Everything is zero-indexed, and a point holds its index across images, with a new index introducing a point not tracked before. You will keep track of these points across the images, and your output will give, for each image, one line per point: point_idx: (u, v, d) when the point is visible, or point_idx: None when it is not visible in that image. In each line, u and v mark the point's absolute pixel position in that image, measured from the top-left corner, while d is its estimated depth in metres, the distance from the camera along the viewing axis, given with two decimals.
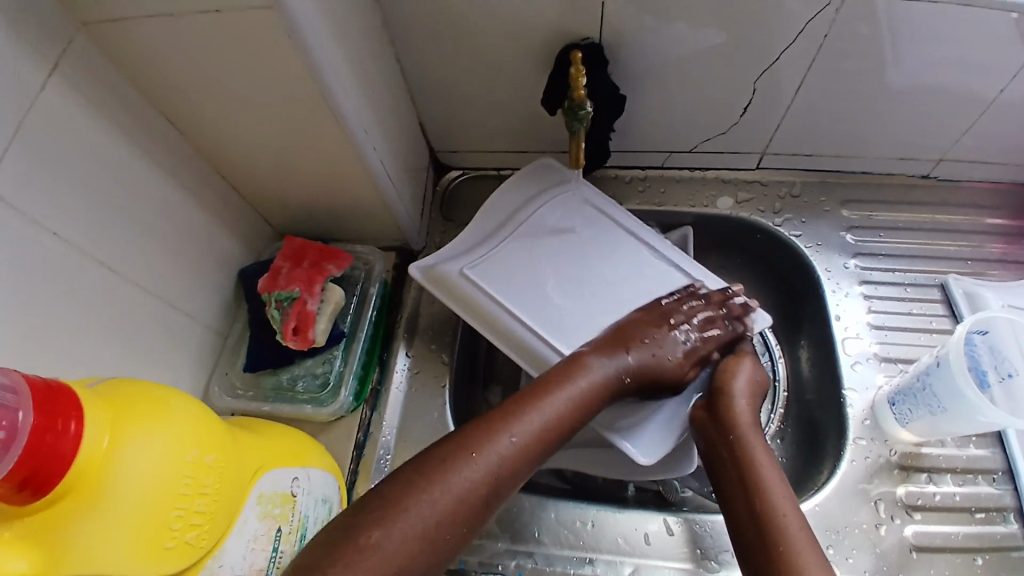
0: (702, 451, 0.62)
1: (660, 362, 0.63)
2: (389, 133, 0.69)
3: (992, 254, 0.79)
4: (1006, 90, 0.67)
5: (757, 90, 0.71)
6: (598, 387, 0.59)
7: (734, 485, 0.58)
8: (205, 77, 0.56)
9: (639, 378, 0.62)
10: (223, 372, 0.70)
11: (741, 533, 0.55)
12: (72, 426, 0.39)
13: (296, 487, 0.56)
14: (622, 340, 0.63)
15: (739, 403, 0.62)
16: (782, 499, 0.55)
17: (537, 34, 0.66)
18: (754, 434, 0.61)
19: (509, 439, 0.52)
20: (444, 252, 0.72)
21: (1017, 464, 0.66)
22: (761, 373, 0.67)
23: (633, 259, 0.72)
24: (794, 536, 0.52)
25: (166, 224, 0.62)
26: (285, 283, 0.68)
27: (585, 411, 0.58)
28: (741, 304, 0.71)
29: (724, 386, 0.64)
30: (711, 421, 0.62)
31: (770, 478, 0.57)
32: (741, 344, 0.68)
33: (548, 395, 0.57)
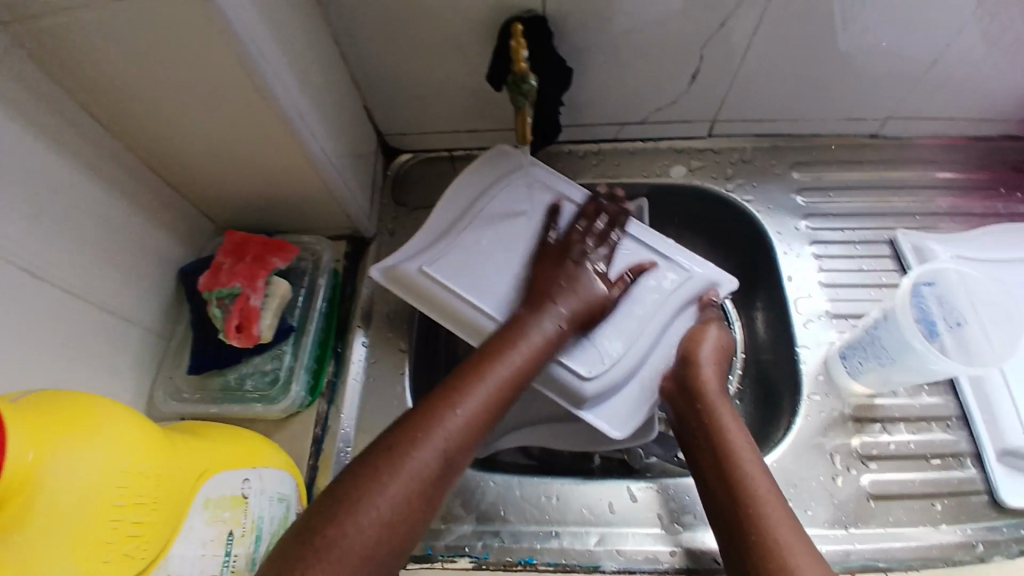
0: (675, 425, 0.64)
1: (589, 298, 0.64)
2: (330, 117, 0.66)
3: (942, 207, 0.81)
4: (953, 44, 0.67)
5: (703, 59, 0.70)
6: (540, 342, 0.59)
7: (705, 453, 0.59)
8: (126, 65, 0.52)
9: (580, 321, 0.63)
10: (168, 376, 0.67)
11: (713, 499, 0.56)
12: None
13: (246, 488, 0.54)
14: (543, 288, 0.63)
15: (705, 369, 0.63)
16: (751, 464, 0.55)
17: (479, 9, 0.64)
18: (722, 402, 0.62)
19: (455, 413, 0.52)
20: (404, 249, 0.68)
21: (971, 409, 0.68)
22: (728, 339, 0.67)
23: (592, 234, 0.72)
24: (766, 499, 0.53)
25: (96, 227, 0.58)
26: (227, 279, 0.65)
27: (531, 366, 0.58)
28: (704, 270, 0.71)
29: (691, 355, 0.65)
30: (680, 393, 0.63)
31: (739, 445, 0.57)
32: (706, 310, 0.69)
33: (493, 365, 0.56)
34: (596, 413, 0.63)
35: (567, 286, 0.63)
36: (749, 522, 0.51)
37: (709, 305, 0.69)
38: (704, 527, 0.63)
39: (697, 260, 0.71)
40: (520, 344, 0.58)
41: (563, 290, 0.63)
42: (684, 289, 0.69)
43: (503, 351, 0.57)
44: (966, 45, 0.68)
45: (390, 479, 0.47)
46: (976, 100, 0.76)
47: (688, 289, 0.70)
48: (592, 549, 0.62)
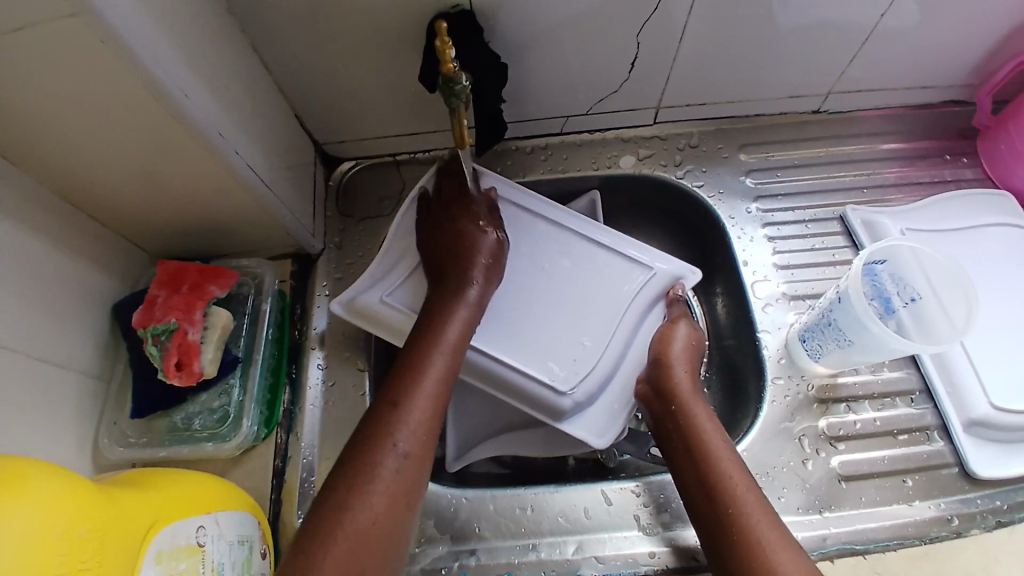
0: (653, 428, 0.63)
1: (483, 251, 0.64)
2: (257, 132, 0.63)
3: (888, 179, 0.81)
4: (887, 15, 0.68)
5: (642, 45, 0.69)
6: (461, 312, 0.59)
7: (685, 454, 0.58)
8: (23, 93, 0.47)
9: (490, 277, 0.63)
10: (111, 422, 0.62)
11: (694, 499, 0.55)
12: None
13: (202, 535, 0.51)
14: (446, 259, 0.63)
15: (677, 369, 0.62)
16: (728, 463, 0.55)
17: (403, 7, 0.60)
18: (697, 401, 0.61)
19: (397, 408, 0.51)
20: (363, 277, 0.67)
21: (934, 383, 0.69)
22: (699, 336, 0.66)
23: (556, 240, 0.70)
24: (743, 497, 0.53)
25: (13, 272, 0.54)
26: (161, 315, 0.61)
27: (461, 336, 0.58)
28: (668, 265, 0.69)
29: (664, 355, 0.63)
30: (655, 397, 0.62)
31: (716, 445, 0.57)
32: (674, 308, 0.67)
33: (427, 351, 0.56)
34: (578, 425, 0.63)
35: (461, 249, 0.63)
36: (733, 523, 0.51)
37: (677, 300, 0.68)
38: (683, 525, 0.63)
39: (657, 254, 0.70)
40: (444, 322, 0.58)
41: (460, 254, 0.63)
42: (649, 287, 0.68)
43: (430, 334, 0.57)
44: (899, 16, 0.68)
45: (358, 496, 0.46)
46: (913, 69, 0.77)
47: (654, 286, 0.68)
48: (570, 558, 0.62)
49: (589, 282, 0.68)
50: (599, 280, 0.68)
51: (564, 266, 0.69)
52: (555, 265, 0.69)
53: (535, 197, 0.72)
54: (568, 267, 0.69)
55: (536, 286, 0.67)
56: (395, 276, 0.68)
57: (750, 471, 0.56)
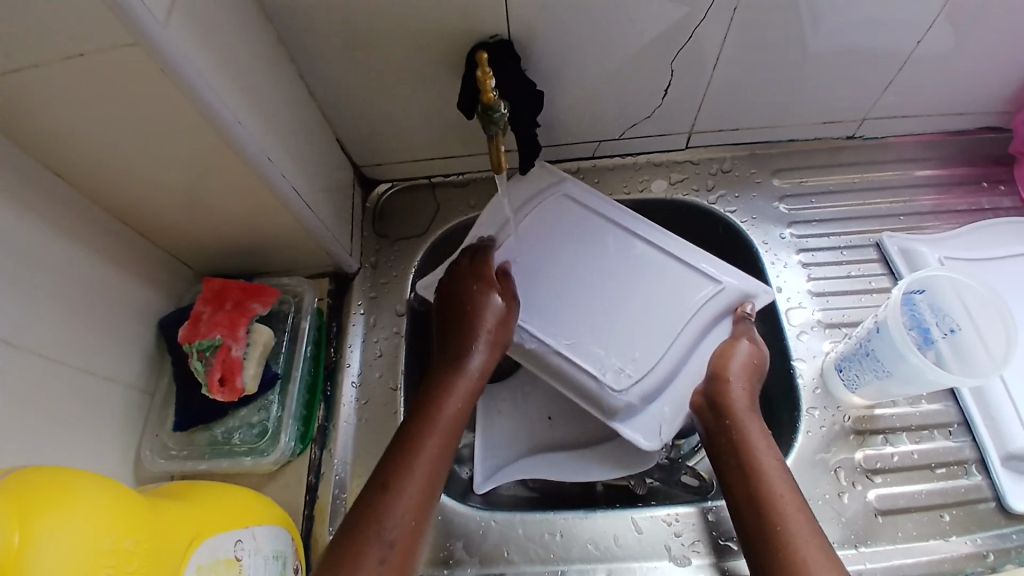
0: (704, 442, 0.62)
1: (489, 319, 0.64)
2: (300, 155, 0.65)
3: (925, 206, 0.80)
4: (923, 42, 0.68)
5: (674, 72, 0.70)
6: (460, 387, 0.60)
7: (737, 470, 0.57)
8: (87, 120, 0.50)
9: (494, 348, 0.63)
10: (154, 434, 0.64)
11: (744, 518, 0.54)
12: None
13: (240, 549, 0.52)
14: (453, 335, 0.63)
15: (734, 386, 0.61)
16: (780, 483, 0.54)
17: (442, 36, 0.63)
18: (751, 419, 0.60)
19: (388, 490, 0.51)
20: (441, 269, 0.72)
21: (972, 414, 0.67)
22: (761, 355, 0.64)
23: (628, 247, 0.71)
24: (792, 518, 0.52)
25: (67, 287, 0.56)
26: (206, 331, 0.63)
27: (457, 420, 0.58)
28: (738, 282, 0.69)
29: (720, 371, 0.63)
30: (710, 410, 0.62)
31: (768, 464, 0.56)
32: (739, 325, 0.67)
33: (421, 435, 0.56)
34: (630, 426, 0.64)
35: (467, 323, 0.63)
36: (780, 544, 0.51)
37: (744, 318, 0.67)
38: (736, 555, 0.62)
39: (728, 270, 0.70)
40: (445, 397, 0.59)
41: (466, 323, 0.63)
42: (715, 302, 0.68)
43: (425, 417, 0.57)
44: (935, 43, 0.68)
45: None
46: (949, 96, 0.76)
47: (720, 302, 0.68)
48: None
49: (651, 290, 0.69)
50: (663, 290, 0.69)
51: (607, 260, 0.71)
52: (624, 270, 0.70)
53: (609, 202, 0.74)
54: (603, 257, 0.71)
55: (570, 274, 0.70)
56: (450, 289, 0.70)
57: (803, 494, 0.55)
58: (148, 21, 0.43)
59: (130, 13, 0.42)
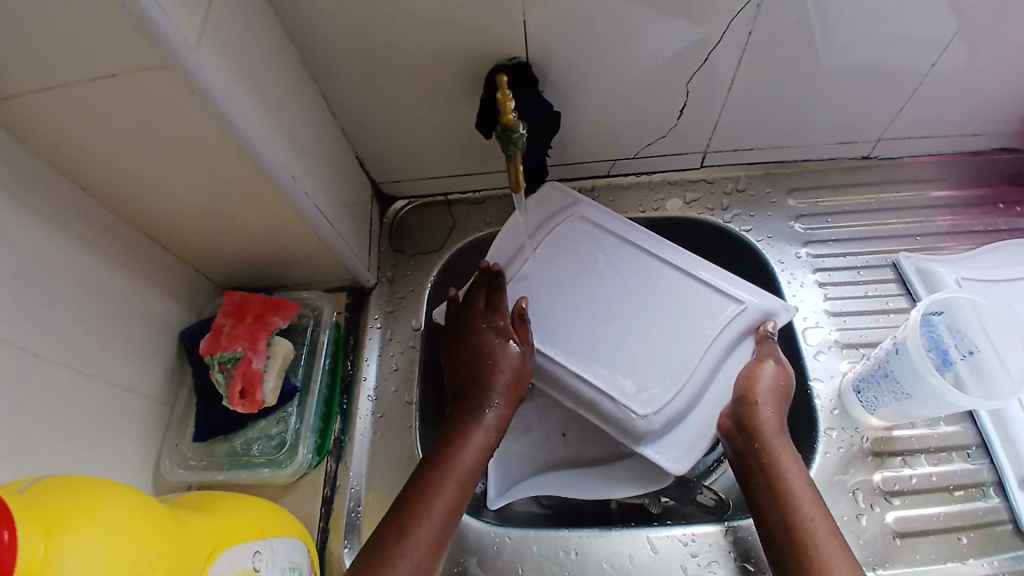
0: (733, 463, 0.61)
1: (507, 369, 0.63)
2: (322, 172, 0.66)
3: (941, 227, 0.80)
4: (937, 63, 0.68)
5: (690, 92, 0.71)
6: (477, 438, 0.60)
7: (767, 494, 0.57)
8: (120, 139, 0.52)
9: (510, 400, 0.63)
10: (173, 445, 0.65)
11: (775, 543, 0.54)
12: (5, 535, 0.35)
13: (258, 561, 0.52)
14: (469, 381, 0.64)
15: (763, 410, 0.60)
16: (809, 505, 0.54)
17: (462, 57, 0.64)
18: (781, 441, 0.60)
19: (403, 538, 0.52)
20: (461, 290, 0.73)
21: (990, 436, 0.66)
22: (788, 377, 0.63)
23: (648, 267, 0.72)
24: (823, 540, 0.52)
25: (93, 298, 0.58)
26: (227, 343, 0.64)
27: (472, 468, 0.58)
28: (759, 301, 0.69)
29: (748, 394, 0.62)
30: (738, 432, 0.61)
31: (797, 485, 0.56)
32: (762, 345, 0.66)
33: (436, 481, 0.56)
34: (656, 449, 0.64)
35: (483, 369, 0.63)
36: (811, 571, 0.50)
37: (766, 338, 0.66)
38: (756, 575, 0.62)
39: (749, 291, 0.70)
40: (461, 448, 0.59)
41: (483, 372, 0.63)
42: (737, 322, 0.68)
43: (441, 463, 0.58)
44: (949, 64, 0.68)
45: None
46: (964, 117, 0.76)
47: (742, 322, 0.68)
48: None
49: (672, 310, 0.69)
50: (685, 310, 0.69)
51: (628, 280, 0.72)
52: (646, 291, 0.71)
53: (629, 223, 0.75)
54: (617, 274, 0.72)
55: (586, 292, 0.71)
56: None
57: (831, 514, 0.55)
58: (182, 42, 0.44)
59: (166, 34, 0.43)
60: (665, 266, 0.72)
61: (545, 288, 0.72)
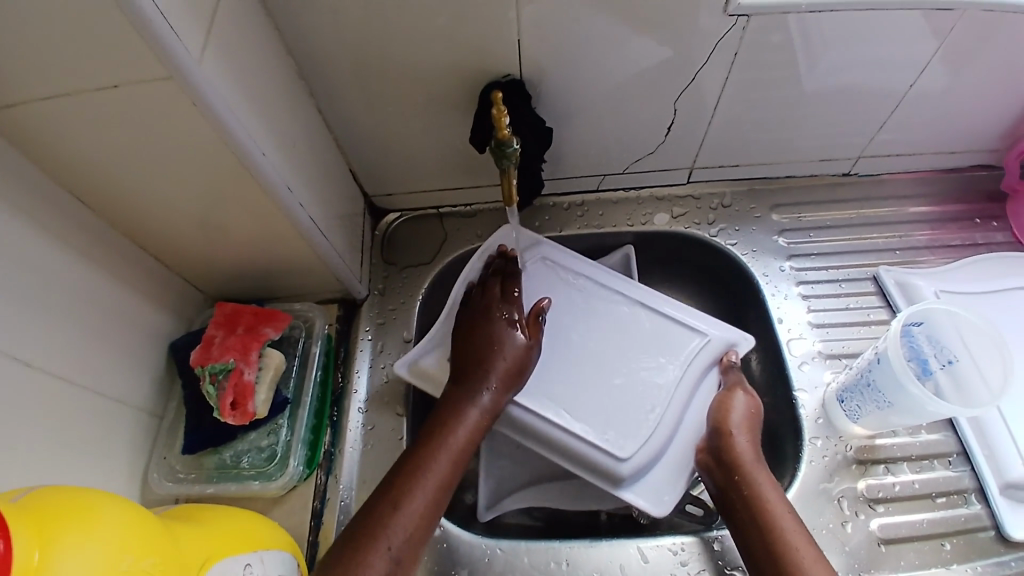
0: (715, 498, 0.62)
1: (509, 358, 0.64)
2: (316, 185, 0.67)
3: (920, 241, 0.83)
4: (915, 84, 0.71)
5: (678, 110, 0.73)
6: (472, 417, 0.60)
7: (750, 526, 0.57)
8: (116, 150, 0.52)
9: (508, 386, 0.63)
10: (162, 456, 0.65)
11: (764, 573, 0.54)
12: None
13: (250, 574, 0.51)
14: (470, 360, 0.64)
15: (739, 440, 0.62)
16: (794, 533, 0.55)
17: (456, 74, 0.65)
18: (761, 473, 0.61)
19: (396, 510, 0.53)
20: (423, 342, 0.70)
21: (971, 444, 0.68)
22: (758, 404, 0.66)
23: (626, 314, 0.72)
24: (810, 566, 0.52)
25: (84, 308, 0.58)
26: (219, 354, 0.64)
27: (466, 446, 0.59)
28: (722, 332, 0.71)
29: (722, 425, 0.64)
30: (717, 466, 0.62)
31: (781, 514, 0.56)
32: (729, 374, 0.68)
33: (429, 457, 0.57)
34: (636, 491, 0.64)
35: (485, 352, 0.64)
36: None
37: (730, 367, 0.69)
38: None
39: (711, 321, 0.72)
40: (456, 427, 0.59)
41: (485, 356, 0.64)
42: (704, 355, 0.70)
43: (436, 439, 0.58)
44: (926, 84, 0.71)
45: None
46: (940, 136, 0.79)
47: (708, 354, 0.70)
48: None
49: (642, 345, 0.70)
50: (653, 345, 0.70)
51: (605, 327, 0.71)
52: (617, 330, 0.71)
53: (604, 267, 0.75)
54: (594, 314, 0.72)
55: (562, 342, 0.70)
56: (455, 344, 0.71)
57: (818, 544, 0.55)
58: (185, 57, 0.45)
59: (167, 49, 0.44)
60: (635, 306, 0.73)
61: None
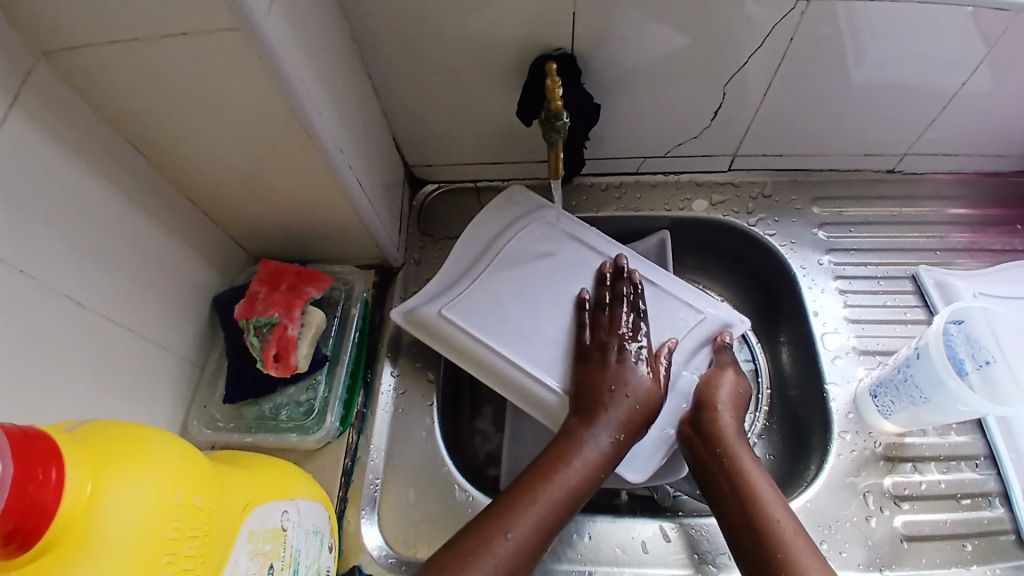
0: (692, 469, 0.62)
1: (638, 400, 0.61)
2: (363, 150, 0.68)
3: (959, 243, 0.82)
4: (967, 84, 0.70)
5: (726, 96, 0.72)
6: (592, 456, 0.58)
7: (733, 501, 0.58)
8: (175, 101, 0.53)
9: (633, 429, 0.60)
10: (202, 405, 0.67)
11: (744, 548, 0.55)
12: (53, 473, 0.36)
13: (285, 521, 0.53)
14: (593, 393, 0.61)
15: (723, 416, 0.62)
16: (774, 506, 0.56)
17: (508, 47, 0.65)
18: (742, 449, 0.61)
19: (506, 538, 0.52)
20: (422, 293, 0.70)
21: (999, 448, 0.68)
22: (745, 385, 0.67)
23: None
24: (791, 541, 0.53)
25: (135, 256, 0.59)
26: (263, 308, 0.66)
27: (583, 482, 0.57)
28: (719, 312, 0.70)
29: (707, 399, 0.64)
30: (699, 438, 0.62)
31: (762, 489, 0.57)
32: (721, 354, 0.68)
33: (542, 483, 0.56)
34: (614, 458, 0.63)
35: (610, 388, 0.61)
36: (781, 568, 0.52)
37: (723, 347, 0.68)
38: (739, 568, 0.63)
39: (712, 300, 0.71)
40: (573, 463, 0.57)
41: (611, 392, 0.61)
42: (696, 332, 0.69)
43: (552, 468, 0.57)
44: (979, 85, 0.70)
45: None
46: (988, 137, 0.78)
47: (701, 332, 0.69)
48: None
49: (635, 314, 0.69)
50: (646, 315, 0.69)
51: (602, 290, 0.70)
52: None
53: (644, 260, 0.73)
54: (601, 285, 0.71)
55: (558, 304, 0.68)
56: (454, 291, 0.70)
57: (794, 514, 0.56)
58: (253, 11, 0.46)
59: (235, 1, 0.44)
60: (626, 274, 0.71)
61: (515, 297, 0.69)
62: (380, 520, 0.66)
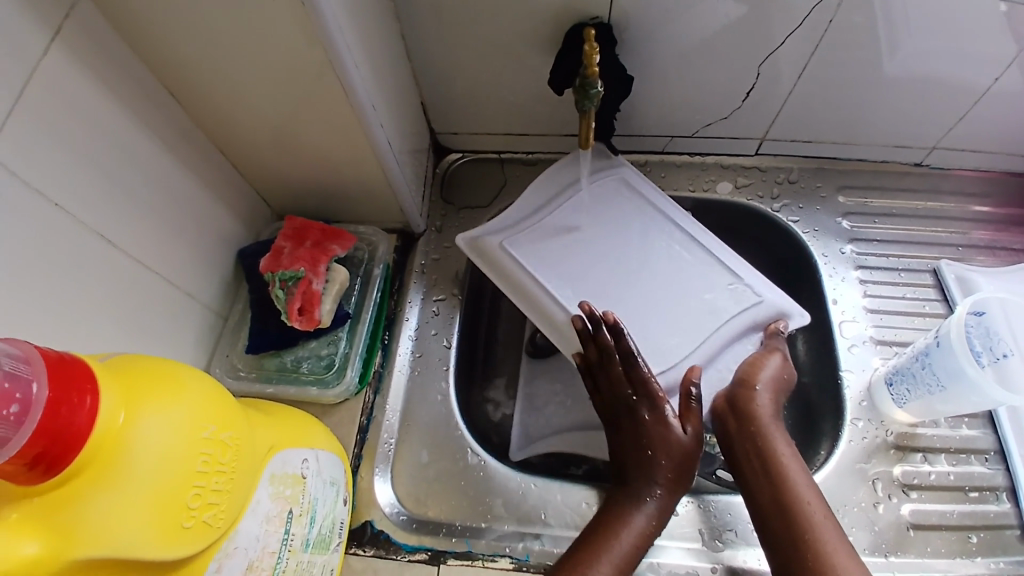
0: (721, 440, 0.62)
1: (673, 459, 0.58)
2: (393, 112, 0.68)
3: (981, 240, 0.81)
4: (1000, 79, 0.69)
5: (760, 78, 0.71)
6: (639, 524, 0.56)
7: (762, 478, 0.58)
8: (215, 45, 0.53)
9: (674, 487, 0.58)
10: (224, 354, 0.68)
11: (767, 528, 0.56)
12: (88, 400, 0.37)
13: (305, 468, 0.54)
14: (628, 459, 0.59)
15: (761, 396, 0.61)
16: (804, 488, 0.56)
17: (544, 14, 0.65)
18: (776, 428, 0.60)
19: None
20: (495, 223, 0.73)
21: (1009, 445, 0.68)
22: (791, 372, 0.64)
23: (675, 246, 0.71)
24: (819, 523, 0.54)
25: (166, 201, 0.59)
26: (289, 263, 0.67)
27: (632, 551, 0.55)
28: (777, 299, 0.68)
29: (748, 377, 0.62)
30: (732, 414, 0.61)
31: (791, 469, 0.57)
32: (772, 339, 0.65)
33: (594, 559, 0.54)
34: None
35: (643, 452, 0.59)
36: (809, 550, 0.53)
37: (775, 334, 0.66)
38: (745, 545, 0.64)
39: (772, 288, 0.69)
40: (618, 534, 0.56)
41: (644, 457, 0.59)
42: (750, 314, 0.67)
43: (602, 540, 0.55)
44: (1013, 81, 0.69)
45: None
46: (1017, 137, 0.77)
47: (755, 315, 0.67)
48: None
49: (683, 288, 0.68)
50: (695, 290, 0.68)
51: (654, 262, 0.70)
52: (661, 262, 0.70)
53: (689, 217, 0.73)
54: (642, 254, 0.70)
55: (611, 261, 0.70)
56: (523, 226, 0.72)
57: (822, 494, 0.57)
58: None
59: None
60: (681, 233, 0.72)
61: (566, 249, 0.70)
62: (393, 477, 0.67)
